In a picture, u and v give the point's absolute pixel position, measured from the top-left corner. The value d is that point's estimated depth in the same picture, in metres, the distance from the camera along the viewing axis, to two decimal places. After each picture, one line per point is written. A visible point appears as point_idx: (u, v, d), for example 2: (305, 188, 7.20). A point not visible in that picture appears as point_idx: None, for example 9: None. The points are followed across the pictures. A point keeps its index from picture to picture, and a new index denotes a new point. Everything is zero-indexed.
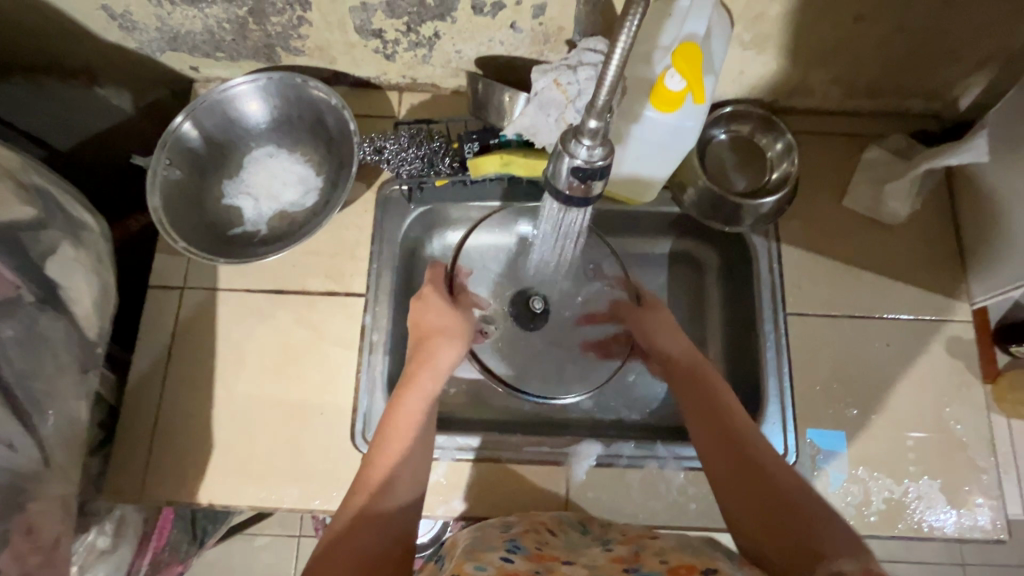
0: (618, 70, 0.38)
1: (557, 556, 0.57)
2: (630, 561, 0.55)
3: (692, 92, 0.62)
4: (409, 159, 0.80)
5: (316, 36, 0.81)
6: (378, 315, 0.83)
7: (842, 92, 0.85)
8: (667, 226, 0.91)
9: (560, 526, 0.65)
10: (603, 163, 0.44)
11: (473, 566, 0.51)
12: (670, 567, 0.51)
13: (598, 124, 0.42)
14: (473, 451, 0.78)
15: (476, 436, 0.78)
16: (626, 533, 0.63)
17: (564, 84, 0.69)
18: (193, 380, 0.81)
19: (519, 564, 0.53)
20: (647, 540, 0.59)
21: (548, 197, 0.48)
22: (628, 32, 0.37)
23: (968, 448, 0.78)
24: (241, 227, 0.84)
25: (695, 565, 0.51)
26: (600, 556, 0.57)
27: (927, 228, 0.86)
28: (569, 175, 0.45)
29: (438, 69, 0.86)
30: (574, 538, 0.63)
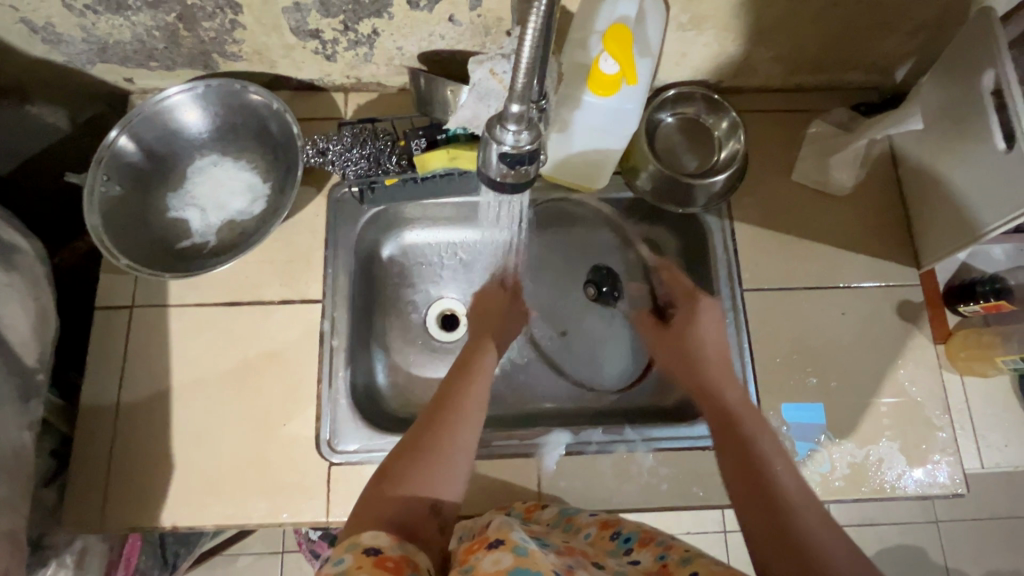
0: (532, 55, 0.38)
1: (586, 553, 0.59)
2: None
3: (626, 75, 0.61)
4: (354, 158, 0.77)
5: (252, 40, 0.79)
6: (337, 323, 0.81)
7: (783, 70, 0.87)
8: (625, 211, 0.91)
9: (573, 534, 0.65)
10: (532, 148, 0.43)
11: (520, 536, 0.51)
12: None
13: (522, 109, 0.42)
14: None
15: None
16: (643, 526, 0.64)
17: (500, 73, 0.68)
18: (149, 401, 0.78)
19: (553, 557, 0.53)
20: (665, 538, 0.62)
21: (483, 184, 0.47)
22: (539, 14, 0.36)
23: (924, 407, 0.80)
24: (190, 240, 0.82)
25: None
26: (627, 567, 0.59)
27: (873, 196, 0.88)
28: (500, 163, 0.44)
29: (382, 67, 0.85)
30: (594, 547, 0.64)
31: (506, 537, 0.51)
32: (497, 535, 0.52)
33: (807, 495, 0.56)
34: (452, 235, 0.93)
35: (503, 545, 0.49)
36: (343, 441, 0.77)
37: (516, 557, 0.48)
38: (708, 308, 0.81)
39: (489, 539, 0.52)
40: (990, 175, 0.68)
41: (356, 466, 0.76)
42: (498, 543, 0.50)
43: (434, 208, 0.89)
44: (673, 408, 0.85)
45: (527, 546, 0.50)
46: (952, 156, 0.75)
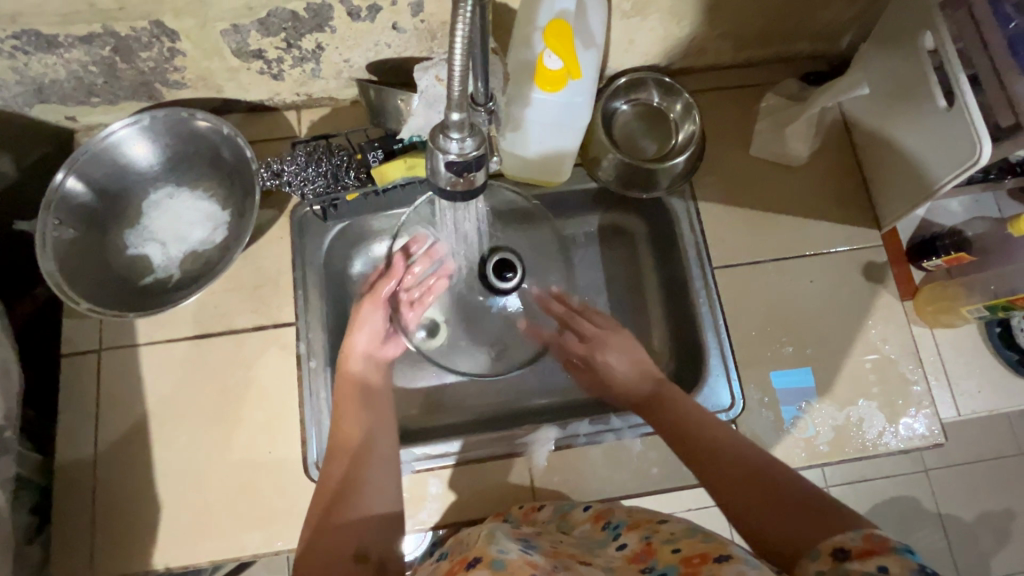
0: (465, 59, 0.37)
1: (574, 553, 0.59)
2: (646, 557, 0.55)
3: (572, 71, 0.62)
4: (310, 178, 0.76)
5: (194, 66, 0.77)
6: (313, 344, 0.81)
7: (731, 47, 0.88)
8: (592, 201, 0.91)
9: (567, 530, 0.67)
10: (478, 154, 0.43)
11: (496, 550, 0.51)
12: (684, 558, 0.52)
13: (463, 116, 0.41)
14: (453, 456, 0.78)
15: (457, 441, 0.79)
16: (632, 514, 0.64)
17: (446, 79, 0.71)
18: (128, 444, 0.77)
19: (538, 557, 0.53)
20: (654, 523, 0.60)
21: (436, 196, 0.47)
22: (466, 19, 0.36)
23: (898, 364, 0.83)
24: (152, 276, 0.80)
25: (708, 552, 0.51)
26: (616, 557, 0.58)
27: (829, 163, 0.90)
28: (447, 172, 0.43)
29: (332, 81, 0.84)
30: (586, 539, 0.64)
31: (483, 554, 0.51)
32: (475, 553, 0.51)
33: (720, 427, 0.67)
34: None
35: (479, 563, 0.49)
36: None
37: (493, 572, 0.47)
38: (619, 342, 0.82)
39: (467, 560, 0.51)
40: (938, 135, 0.70)
41: None
42: (475, 563, 0.49)
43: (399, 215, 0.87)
44: None
45: (504, 558, 0.49)
46: (898, 116, 0.77)
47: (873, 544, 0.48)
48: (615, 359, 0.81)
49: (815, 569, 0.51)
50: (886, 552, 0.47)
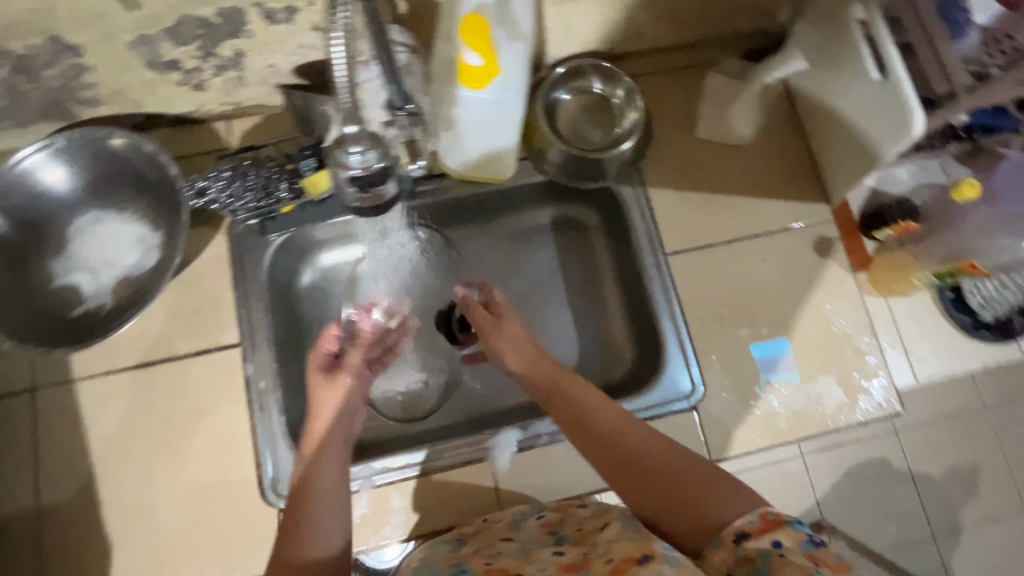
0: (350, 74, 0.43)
1: (507, 567, 0.56)
2: (579, 567, 0.54)
3: (495, 70, 0.61)
4: (239, 193, 0.73)
5: (106, 82, 0.73)
6: (261, 365, 0.77)
7: (671, 28, 0.86)
8: (542, 195, 0.89)
9: (515, 532, 0.64)
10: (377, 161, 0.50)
11: None
12: (615, 567, 0.51)
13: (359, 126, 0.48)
14: (417, 467, 0.76)
15: (420, 450, 0.76)
16: (580, 527, 0.61)
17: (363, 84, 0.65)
18: (74, 484, 0.74)
19: None
20: (597, 532, 0.58)
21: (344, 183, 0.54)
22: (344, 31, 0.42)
23: (850, 337, 0.84)
24: (83, 307, 0.77)
25: (633, 556, 0.51)
26: (550, 563, 0.56)
27: (776, 140, 0.89)
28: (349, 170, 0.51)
29: (259, 88, 0.80)
30: (528, 540, 0.62)
31: None
32: None
33: (620, 419, 0.63)
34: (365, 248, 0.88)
35: None
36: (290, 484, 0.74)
37: None
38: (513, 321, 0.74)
39: None
40: (875, 109, 0.69)
41: None
42: None
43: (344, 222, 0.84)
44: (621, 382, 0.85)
45: None
46: (837, 91, 0.76)
47: (768, 522, 0.50)
48: (513, 341, 0.72)
49: (720, 559, 0.50)
50: (780, 527, 0.49)
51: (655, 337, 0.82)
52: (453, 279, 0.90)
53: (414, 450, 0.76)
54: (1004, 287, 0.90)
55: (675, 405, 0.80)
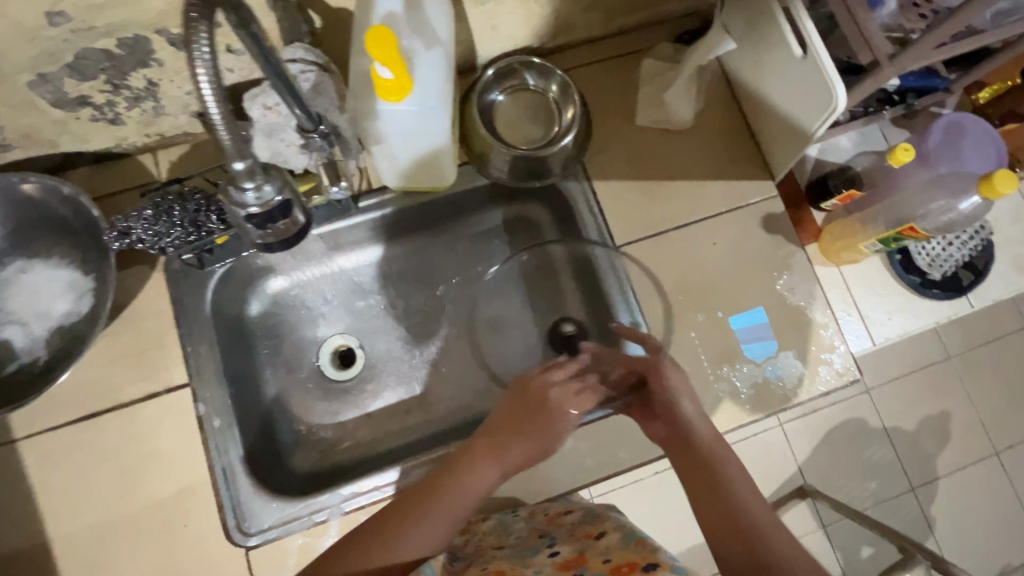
0: (222, 106, 0.39)
1: (503, 569, 0.60)
2: (575, 564, 0.57)
3: (406, 82, 0.57)
4: (166, 230, 0.70)
5: (12, 125, 0.69)
6: (212, 403, 0.75)
7: (600, 18, 0.85)
8: (489, 198, 0.88)
9: (505, 539, 0.67)
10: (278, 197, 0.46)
11: None
12: (614, 567, 0.55)
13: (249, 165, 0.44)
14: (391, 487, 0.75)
15: (393, 469, 0.75)
16: (573, 530, 0.64)
17: (274, 106, 0.69)
18: (28, 546, 0.71)
19: None
20: (591, 536, 0.62)
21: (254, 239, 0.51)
22: (209, 70, 0.38)
23: (807, 310, 0.84)
24: (16, 363, 0.73)
25: (636, 561, 0.54)
26: (547, 565, 0.59)
27: (717, 121, 0.89)
28: (251, 221, 0.47)
29: (181, 116, 0.77)
30: (520, 546, 0.65)
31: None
32: None
33: (772, 518, 0.56)
34: (313, 271, 0.86)
35: None
36: (255, 522, 0.72)
37: None
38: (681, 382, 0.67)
39: None
40: (802, 85, 0.70)
41: (276, 542, 0.73)
42: None
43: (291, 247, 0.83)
44: None
45: None
46: (765, 69, 0.76)
47: None
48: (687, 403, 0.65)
49: None
50: None
51: None
52: (411, 292, 0.89)
53: (386, 471, 0.75)
54: (947, 244, 0.92)
55: None
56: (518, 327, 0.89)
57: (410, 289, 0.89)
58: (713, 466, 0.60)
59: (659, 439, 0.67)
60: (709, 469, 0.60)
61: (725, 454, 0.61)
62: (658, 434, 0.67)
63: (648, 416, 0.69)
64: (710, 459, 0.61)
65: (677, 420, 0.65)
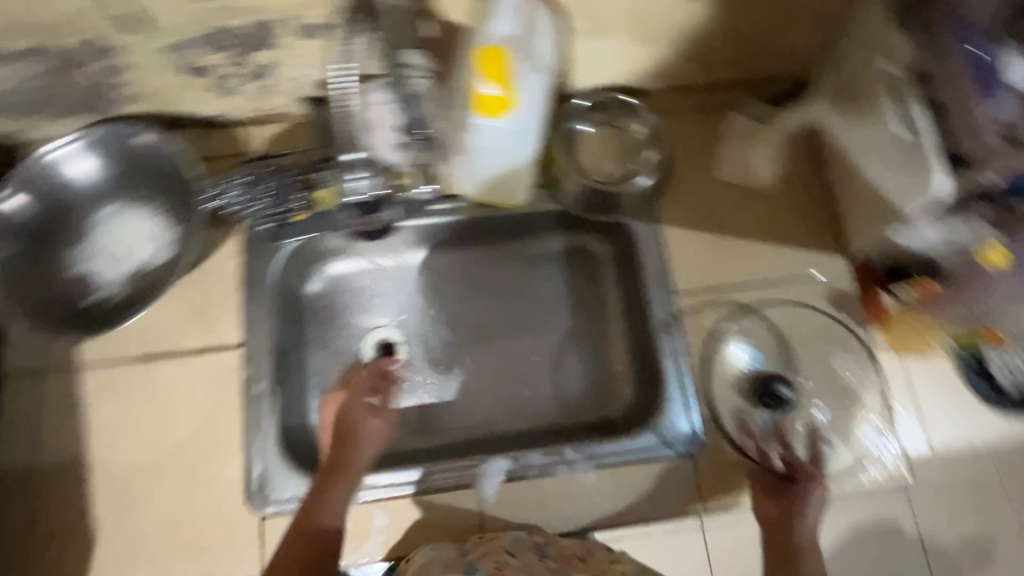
0: None
1: None
2: None
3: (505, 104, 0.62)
4: (257, 198, 0.78)
5: (144, 81, 0.76)
6: (260, 368, 0.78)
7: (700, 68, 0.86)
8: (555, 224, 0.89)
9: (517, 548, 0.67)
10: None
11: None
12: None
13: None
14: (411, 486, 0.76)
15: (415, 468, 0.76)
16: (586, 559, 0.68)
17: (382, 103, 0.77)
18: (69, 464, 0.75)
19: None
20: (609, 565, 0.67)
21: None
22: None
23: (853, 394, 0.83)
24: (95, 295, 0.78)
25: None
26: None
27: (800, 188, 0.87)
28: None
29: (288, 98, 0.82)
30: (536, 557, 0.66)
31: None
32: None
33: None
34: (375, 260, 0.88)
35: None
36: (275, 492, 0.74)
37: None
38: (820, 494, 0.76)
39: None
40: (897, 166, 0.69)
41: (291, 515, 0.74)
42: None
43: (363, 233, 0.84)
44: (618, 419, 0.82)
45: None
46: (859, 146, 0.75)
47: None
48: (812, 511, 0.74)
49: None
50: None
51: (658, 380, 0.81)
52: (462, 299, 0.89)
53: (409, 468, 0.76)
54: None
55: (669, 452, 0.78)
56: (562, 357, 0.87)
57: (459, 298, 0.89)
58: (793, 556, 0.71)
59: (758, 514, 0.76)
60: (788, 556, 0.71)
61: (812, 552, 0.72)
62: (760, 511, 0.76)
63: (765, 493, 0.76)
64: (794, 549, 0.72)
65: (792, 514, 0.74)
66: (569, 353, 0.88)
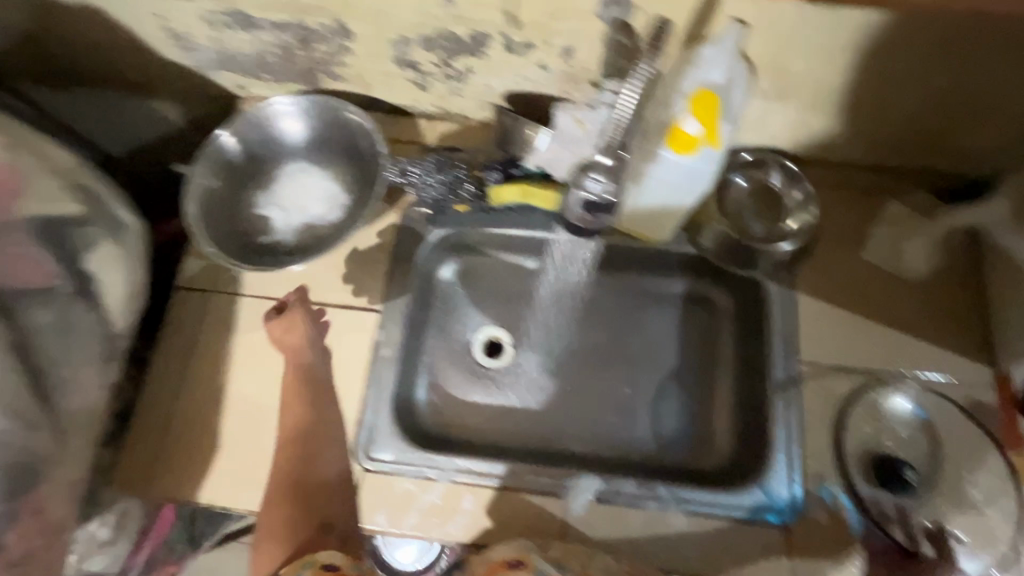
0: None
1: None
2: None
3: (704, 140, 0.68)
4: (433, 183, 0.85)
5: (356, 65, 0.86)
6: (390, 334, 0.84)
7: (866, 147, 0.86)
8: (684, 267, 0.91)
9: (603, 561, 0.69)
10: None
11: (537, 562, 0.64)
12: None
13: None
14: (496, 478, 0.78)
15: (502, 463, 0.79)
16: None
17: (585, 121, 0.79)
18: (208, 379, 0.83)
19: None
20: None
21: None
22: None
23: (986, 516, 0.73)
24: (269, 237, 0.88)
25: None
26: None
27: (950, 286, 0.84)
28: None
29: (469, 101, 0.90)
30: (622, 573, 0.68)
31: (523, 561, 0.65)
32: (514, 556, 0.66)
33: None
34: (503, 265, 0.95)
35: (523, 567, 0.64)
36: (378, 450, 0.79)
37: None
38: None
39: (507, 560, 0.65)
40: None
41: (387, 476, 0.78)
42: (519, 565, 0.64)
43: (504, 235, 0.91)
44: (714, 472, 0.84)
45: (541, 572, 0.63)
46: None
47: None
48: None
49: None
50: None
51: (765, 444, 0.79)
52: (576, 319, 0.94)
53: (499, 462, 0.78)
54: None
55: (768, 519, 0.75)
56: (659, 395, 0.90)
57: (575, 317, 0.95)
58: None
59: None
60: None
61: None
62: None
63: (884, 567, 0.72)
64: None
65: None
66: (669, 394, 0.90)
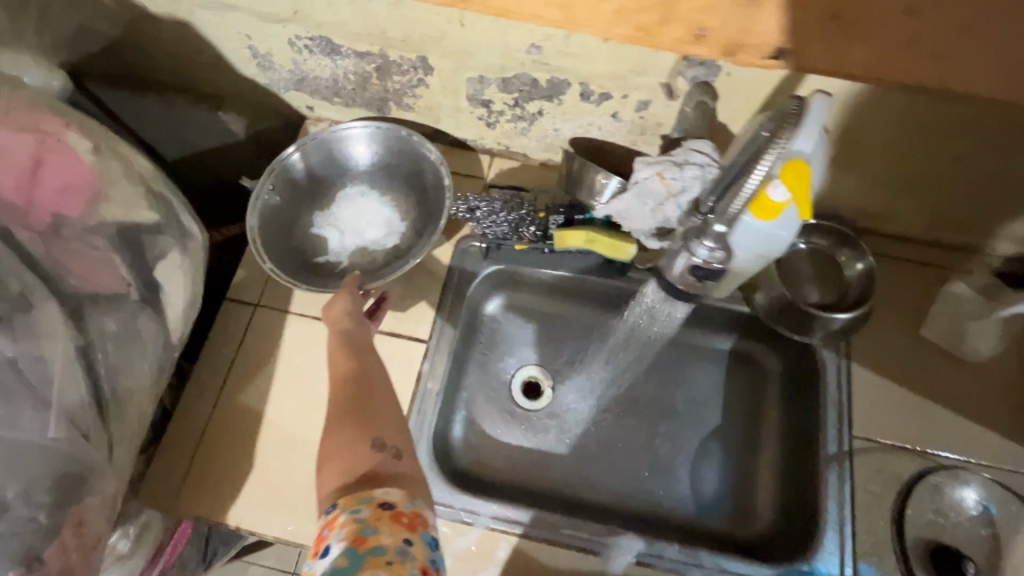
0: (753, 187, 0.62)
1: None
2: None
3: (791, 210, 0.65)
4: (498, 222, 0.87)
5: (429, 98, 0.88)
6: (435, 365, 0.83)
7: (928, 223, 0.86)
8: (735, 324, 0.90)
9: None
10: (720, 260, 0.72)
11: None
12: None
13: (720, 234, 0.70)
14: (519, 525, 0.75)
15: (527, 510, 0.76)
16: None
17: (668, 178, 0.74)
18: (248, 396, 0.82)
19: None
20: None
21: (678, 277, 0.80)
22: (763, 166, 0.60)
23: None
24: (325, 256, 0.88)
25: None
26: None
27: (1008, 371, 0.82)
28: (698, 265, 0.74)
29: (533, 141, 0.91)
30: None
31: None
32: None
33: None
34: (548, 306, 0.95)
35: None
36: None
37: None
38: None
39: None
40: None
41: None
42: None
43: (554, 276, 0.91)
44: (748, 542, 0.81)
45: None
46: None
47: None
48: None
49: None
50: None
51: (815, 520, 0.76)
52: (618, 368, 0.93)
53: (525, 509, 0.76)
54: None
55: None
56: (699, 453, 0.88)
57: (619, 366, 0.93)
58: None
59: None
60: None
61: None
62: None
63: None
64: None
65: None
66: (711, 453, 0.88)
